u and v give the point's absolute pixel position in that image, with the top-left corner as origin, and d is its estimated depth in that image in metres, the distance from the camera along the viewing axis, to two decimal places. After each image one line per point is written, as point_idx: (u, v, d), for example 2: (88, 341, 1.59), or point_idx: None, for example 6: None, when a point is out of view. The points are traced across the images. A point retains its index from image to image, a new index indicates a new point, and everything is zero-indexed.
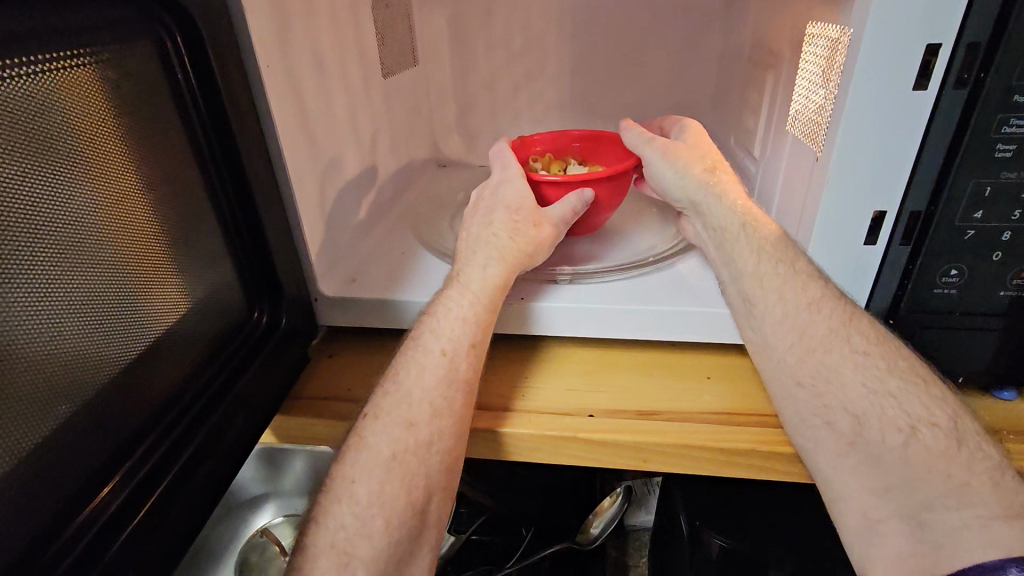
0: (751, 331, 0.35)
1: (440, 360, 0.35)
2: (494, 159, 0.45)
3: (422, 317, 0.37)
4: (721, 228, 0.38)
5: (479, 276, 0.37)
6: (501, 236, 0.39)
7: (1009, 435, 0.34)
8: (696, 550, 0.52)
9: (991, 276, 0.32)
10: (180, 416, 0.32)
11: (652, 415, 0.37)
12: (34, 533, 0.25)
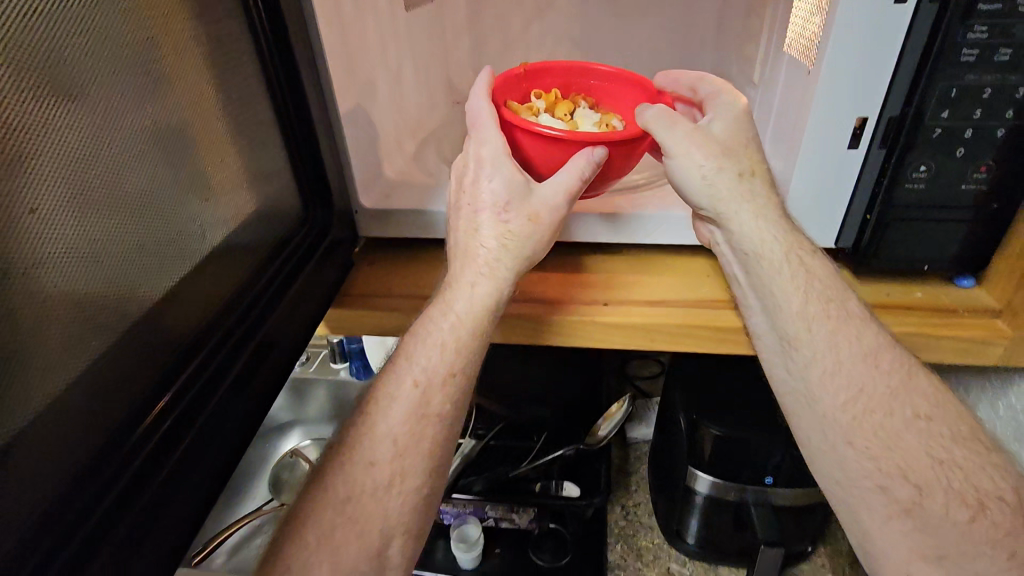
0: (788, 371, 0.39)
1: (412, 392, 0.37)
2: (473, 120, 0.41)
3: (402, 341, 0.39)
4: (756, 254, 0.38)
5: (464, 299, 0.39)
6: (490, 246, 0.39)
7: (961, 312, 0.40)
8: (693, 444, 0.59)
9: (955, 171, 0.37)
10: (244, 314, 0.36)
11: (659, 304, 0.43)
12: (137, 399, 0.29)
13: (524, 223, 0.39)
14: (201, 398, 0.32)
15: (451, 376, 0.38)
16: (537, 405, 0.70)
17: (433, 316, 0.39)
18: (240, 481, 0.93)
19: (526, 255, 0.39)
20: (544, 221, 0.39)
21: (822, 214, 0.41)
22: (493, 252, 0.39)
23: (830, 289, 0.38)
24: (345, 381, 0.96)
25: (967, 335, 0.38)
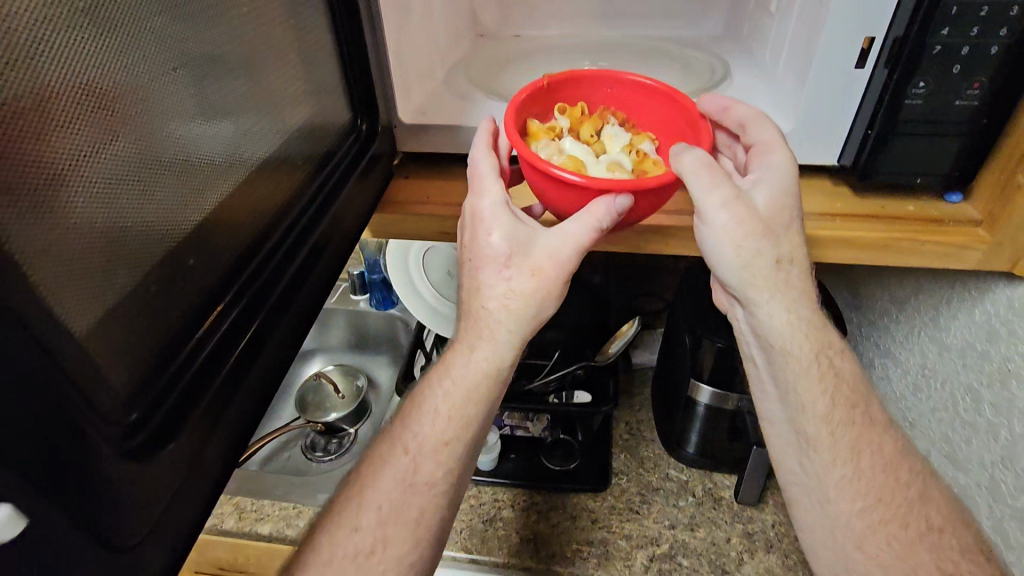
0: (802, 464, 0.45)
1: (405, 458, 0.43)
2: (473, 176, 0.44)
3: (409, 411, 0.45)
4: (779, 347, 0.43)
5: (462, 370, 0.44)
6: (491, 304, 0.43)
7: (946, 222, 0.44)
8: (695, 358, 0.64)
9: (951, 87, 0.40)
10: (304, 210, 0.38)
11: (676, 212, 0.49)
12: (215, 279, 0.32)
13: (525, 275, 0.42)
14: (276, 276, 0.35)
15: (445, 444, 0.43)
16: (549, 328, 0.75)
17: (434, 382, 0.45)
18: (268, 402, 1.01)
19: (530, 314, 0.42)
20: (550, 278, 0.42)
21: (826, 134, 0.46)
22: (494, 313, 0.43)
23: (851, 406, 0.44)
24: (363, 313, 1.03)
25: (947, 241, 0.43)
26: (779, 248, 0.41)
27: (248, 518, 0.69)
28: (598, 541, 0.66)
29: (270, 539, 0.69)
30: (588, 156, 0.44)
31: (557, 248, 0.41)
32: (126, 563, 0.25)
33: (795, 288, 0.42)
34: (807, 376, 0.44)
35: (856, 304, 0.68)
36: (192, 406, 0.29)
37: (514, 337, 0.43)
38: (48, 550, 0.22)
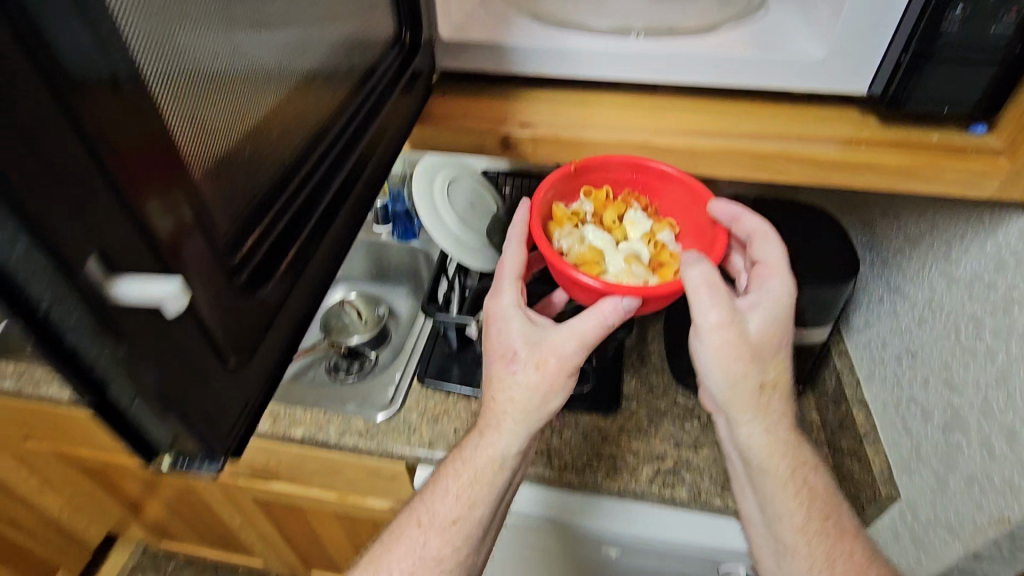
0: (778, 560, 0.52)
1: (417, 528, 0.52)
2: (501, 275, 0.53)
3: (424, 495, 0.54)
4: (761, 456, 0.51)
5: (470, 455, 0.52)
6: (503, 398, 0.51)
7: (967, 151, 0.46)
8: None
9: (988, 13, 0.40)
10: (355, 112, 0.40)
11: (706, 134, 0.49)
12: (279, 165, 0.34)
13: (532, 374, 0.50)
14: (334, 168, 0.38)
15: (454, 523, 0.52)
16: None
17: (448, 469, 0.54)
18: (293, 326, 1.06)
19: (533, 404, 0.50)
20: (554, 376, 0.50)
21: (862, 60, 0.46)
22: (503, 407, 0.51)
23: (814, 506, 0.51)
24: (384, 244, 1.06)
25: (966, 168, 0.45)
26: (763, 372, 0.49)
27: (282, 422, 0.74)
28: (607, 455, 0.71)
29: (303, 441, 0.74)
30: (609, 245, 0.53)
31: (564, 347, 0.49)
32: (233, 376, 0.31)
33: (773, 414, 0.51)
34: (778, 485, 0.52)
35: (871, 245, 0.70)
36: (270, 275, 0.32)
37: (520, 432, 0.51)
38: (181, 349, 0.27)
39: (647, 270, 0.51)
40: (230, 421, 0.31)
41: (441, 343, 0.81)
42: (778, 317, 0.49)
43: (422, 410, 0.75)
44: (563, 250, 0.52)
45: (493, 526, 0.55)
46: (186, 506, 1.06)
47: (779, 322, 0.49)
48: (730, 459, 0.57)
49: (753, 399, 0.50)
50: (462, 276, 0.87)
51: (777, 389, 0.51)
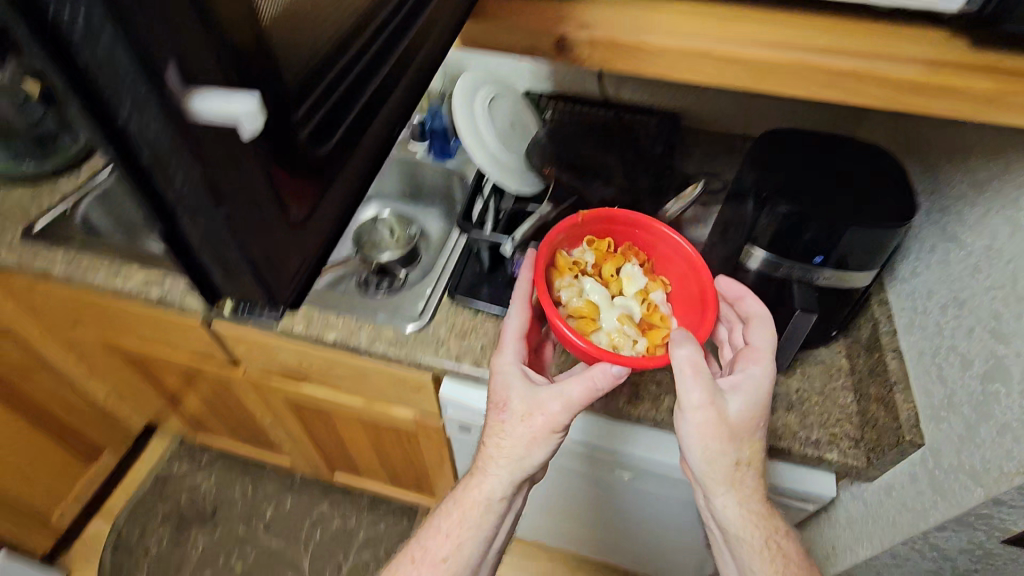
0: None
1: (410, 563, 0.65)
2: (505, 334, 0.65)
3: (417, 534, 0.68)
4: (731, 518, 0.61)
5: (463, 499, 0.66)
6: (494, 451, 0.64)
7: None
8: (756, 221, 0.65)
9: None
10: None
11: (772, 45, 0.45)
12: (340, 32, 0.34)
13: (518, 431, 0.62)
14: (392, 42, 0.37)
15: (443, 560, 0.64)
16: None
17: (444, 513, 0.67)
18: None
19: (517, 452, 0.62)
20: (533, 425, 0.61)
21: None
22: (497, 456, 0.63)
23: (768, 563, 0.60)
24: (419, 162, 1.05)
25: None
26: (738, 451, 0.59)
27: (316, 325, 0.76)
28: (630, 382, 0.72)
29: (336, 345, 0.76)
30: (604, 300, 0.66)
31: (551, 405, 0.60)
32: (296, 230, 0.33)
33: (744, 487, 0.60)
34: (753, 544, 0.60)
35: (931, 191, 0.67)
36: (329, 139, 0.33)
37: (502, 474, 0.64)
38: (247, 189, 0.29)
39: (636, 329, 0.64)
40: (290, 271, 0.33)
41: (472, 263, 0.82)
42: (752, 400, 0.59)
43: (451, 325, 0.77)
44: (563, 301, 0.65)
45: (481, 564, 0.67)
46: (224, 403, 1.13)
47: (750, 407, 0.59)
48: (714, 537, 0.66)
49: (728, 475, 0.59)
50: (495, 197, 0.86)
51: (751, 465, 0.60)
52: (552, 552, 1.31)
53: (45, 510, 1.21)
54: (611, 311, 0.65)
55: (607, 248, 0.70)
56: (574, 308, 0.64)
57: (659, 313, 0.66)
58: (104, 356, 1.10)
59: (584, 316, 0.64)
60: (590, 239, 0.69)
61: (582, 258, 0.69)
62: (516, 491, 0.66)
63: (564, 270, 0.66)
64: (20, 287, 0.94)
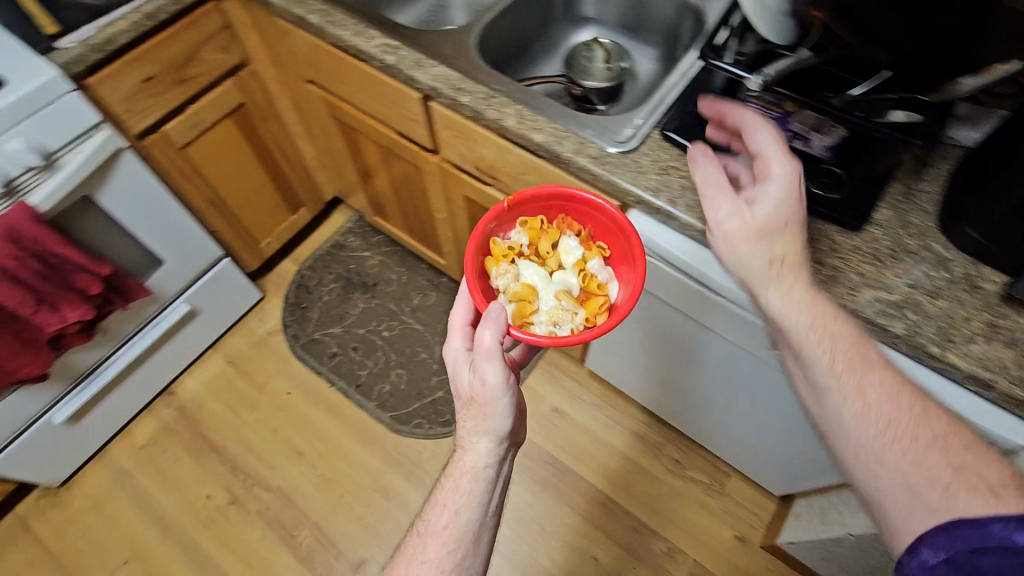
0: (823, 409, 0.58)
1: (420, 538, 0.73)
2: (455, 328, 0.76)
3: (420, 520, 0.75)
4: (780, 308, 0.59)
5: (457, 474, 0.74)
6: (468, 428, 0.73)
7: None
8: None
9: None
10: None
11: None
12: None
13: (477, 413, 0.71)
14: None
15: (445, 528, 0.71)
16: (884, 50, 0.60)
17: (442, 493, 0.74)
18: (537, 51, 1.06)
19: (486, 424, 0.71)
20: (488, 401, 0.70)
21: None
22: (472, 437, 0.72)
23: (833, 365, 0.57)
24: None
25: None
26: (770, 247, 0.60)
27: (526, 123, 0.78)
28: (828, 266, 0.67)
29: (539, 147, 0.78)
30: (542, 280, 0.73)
31: (490, 374, 0.68)
32: None
33: (786, 282, 0.59)
34: (806, 338, 0.58)
35: None
36: None
37: (476, 446, 0.73)
38: None
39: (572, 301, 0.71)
40: None
41: (693, 101, 0.77)
42: (772, 193, 0.59)
43: (655, 158, 0.75)
44: (503, 288, 0.71)
45: (485, 525, 0.73)
46: (407, 187, 1.24)
47: (775, 201, 0.59)
48: (785, 358, 0.63)
49: (767, 272, 0.60)
50: (734, 41, 0.77)
51: (789, 262, 0.60)
52: (651, 419, 1.38)
53: (257, 238, 1.47)
54: (549, 290, 0.72)
55: (539, 225, 0.76)
56: (511, 292, 0.71)
57: (597, 281, 0.73)
58: (319, 120, 1.26)
59: (522, 300, 0.70)
60: (522, 220, 0.76)
61: (517, 240, 0.76)
62: (501, 458, 0.74)
63: (499, 257, 0.73)
64: (272, 35, 1.08)
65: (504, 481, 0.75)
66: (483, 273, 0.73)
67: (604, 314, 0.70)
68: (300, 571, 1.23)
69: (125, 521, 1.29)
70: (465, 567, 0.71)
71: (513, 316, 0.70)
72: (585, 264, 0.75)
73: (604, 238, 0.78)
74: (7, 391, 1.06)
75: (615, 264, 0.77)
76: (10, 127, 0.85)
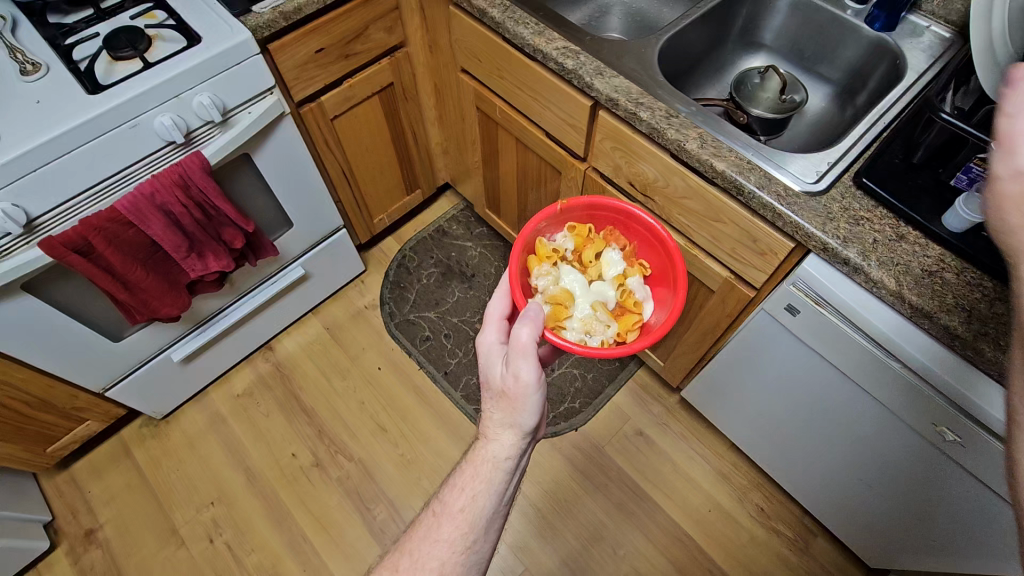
0: None
1: (435, 515, 0.74)
2: (490, 317, 0.78)
3: (435, 499, 0.76)
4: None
5: (477, 461, 0.74)
6: (494, 417, 0.74)
7: None
8: None
9: None
10: None
11: None
12: None
13: (506, 405, 0.72)
14: None
15: (459, 511, 0.72)
16: None
17: (458, 476, 0.75)
18: (703, 72, 1.03)
19: (513, 418, 0.72)
20: (518, 396, 0.70)
21: None
22: (497, 428, 0.73)
23: None
24: (845, 26, 0.91)
25: None
26: None
27: (708, 149, 0.76)
28: None
29: (718, 176, 0.75)
30: (580, 286, 0.79)
31: (524, 371, 0.69)
32: None
33: None
34: None
35: None
36: None
37: (499, 436, 0.73)
38: None
39: (604, 313, 0.76)
40: None
41: (895, 147, 0.72)
42: None
43: (844, 206, 0.71)
44: (541, 287, 0.77)
45: (498, 514, 0.74)
46: (535, 189, 1.23)
47: None
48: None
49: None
50: (949, 92, 0.72)
51: None
52: (739, 461, 1.33)
53: (373, 214, 1.50)
54: (585, 298, 0.78)
55: (586, 233, 0.83)
56: (549, 294, 0.76)
57: (633, 298, 0.79)
58: (457, 108, 1.27)
59: (558, 303, 0.76)
60: (570, 226, 0.83)
61: (563, 244, 0.83)
62: (523, 452, 0.74)
63: (542, 258, 0.80)
64: (437, 21, 1.09)
65: (521, 473, 0.76)
66: (527, 270, 0.80)
67: (635, 332, 0.76)
68: (372, 545, 1.26)
69: (214, 464, 1.35)
70: (474, 552, 0.72)
71: (548, 317, 0.74)
72: (625, 278, 0.81)
73: (648, 256, 0.83)
74: (142, 325, 1.13)
75: (653, 284, 0.82)
76: (201, 81, 0.89)
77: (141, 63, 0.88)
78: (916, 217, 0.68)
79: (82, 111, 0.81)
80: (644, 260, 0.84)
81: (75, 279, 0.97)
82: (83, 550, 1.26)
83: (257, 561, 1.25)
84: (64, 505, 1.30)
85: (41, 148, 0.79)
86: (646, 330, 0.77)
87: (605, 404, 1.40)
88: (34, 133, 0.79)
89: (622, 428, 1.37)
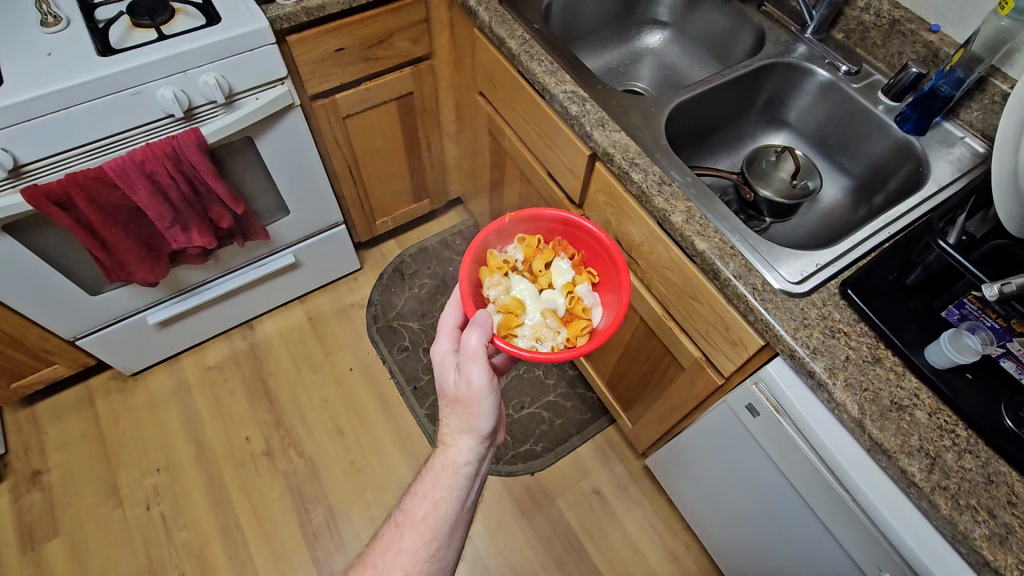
0: None
1: (397, 527, 0.66)
2: (443, 330, 0.74)
3: (397, 514, 0.68)
4: None
5: (440, 469, 0.69)
6: (451, 423, 0.70)
7: None
8: None
9: None
10: None
11: None
12: None
13: (462, 411, 0.68)
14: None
15: (423, 519, 0.66)
16: None
17: (419, 485, 0.69)
18: (721, 141, 0.98)
19: (470, 421, 0.68)
20: (472, 401, 0.67)
21: None
22: (453, 434, 0.69)
23: None
24: (873, 121, 0.86)
25: None
26: None
27: (693, 225, 0.72)
28: (999, 522, 0.54)
29: (699, 256, 0.71)
30: (530, 295, 0.71)
31: (473, 374, 0.65)
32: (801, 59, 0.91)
33: None
34: None
35: None
36: None
37: (458, 441, 0.69)
38: None
39: (555, 319, 0.69)
40: None
41: (891, 265, 0.67)
42: None
43: (823, 315, 0.66)
44: (493, 298, 0.69)
45: (461, 520, 0.68)
46: None
47: None
48: None
49: None
50: (963, 215, 0.66)
51: None
52: (692, 544, 1.26)
53: (376, 215, 1.49)
54: (536, 305, 0.70)
55: (536, 243, 0.76)
56: (500, 303, 0.69)
57: (581, 304, 0.71)
58: (473, 127, 1.25)
59: (508, 312, 0.68)
60: (519, 237, 0.75)
61: (513, 255, 0.75)
62: (482, 456, 0.70)
63: (493, 269, 0.72)
64: (464, 39, 1.08)
65: (483, 479, 0.71)
66: (476, 282, 0.72)
67: (586, 336, 0.68)
68: (301, 548, 1.23)
69: (169, 431, 1.35)
70: (440, 560, 0.65)
71: (498, 326, 0.67)
72: (574, 286, 0.73)
73: (595, 264, 0.76)
74: (120, 284, 1.14)
75: (603, 291, 0.74)
76: (211, 61, 0.90)
77: (156, 34, 0.89)
78: (896, 340, 0.63)
79: (89, 70, 0.82)
80: (592, 268, 0.76)
81: (57, 230, 0.98)
82: (26, 490, 1.26)
83: (186, 538, 1.23)
84: (19, 441, 1.32)
85: (41, 100, 0.80)
86: (596, 335, 0.70)
87: (566, 453, 1.35)
88: (38, 83, 0.80)
89: (578, 481, 1.32)
